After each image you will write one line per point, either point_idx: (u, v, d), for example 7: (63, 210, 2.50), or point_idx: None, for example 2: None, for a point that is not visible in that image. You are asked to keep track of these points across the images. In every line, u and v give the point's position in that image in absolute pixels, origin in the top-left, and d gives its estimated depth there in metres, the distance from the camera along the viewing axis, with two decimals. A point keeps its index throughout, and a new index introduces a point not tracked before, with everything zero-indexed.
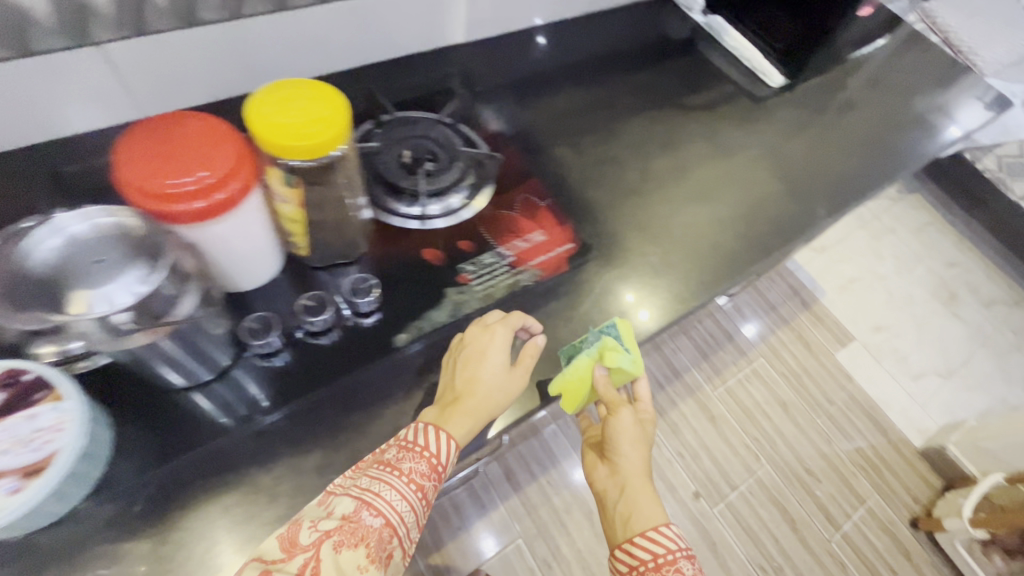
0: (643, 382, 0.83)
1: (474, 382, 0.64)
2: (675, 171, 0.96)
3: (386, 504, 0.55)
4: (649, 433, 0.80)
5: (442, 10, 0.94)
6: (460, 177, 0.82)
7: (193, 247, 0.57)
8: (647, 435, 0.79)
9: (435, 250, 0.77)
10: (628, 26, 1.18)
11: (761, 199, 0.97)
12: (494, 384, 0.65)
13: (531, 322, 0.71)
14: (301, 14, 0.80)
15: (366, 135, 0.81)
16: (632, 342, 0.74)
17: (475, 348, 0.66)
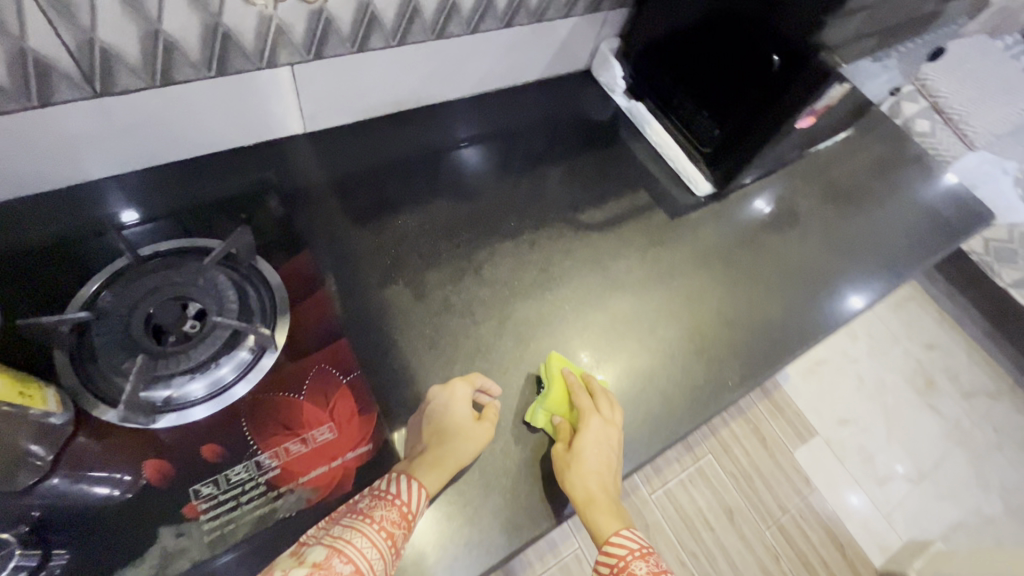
0: (580, 390, 0.67)
1: (443, 433, 0.61)
2: (549, 321, 0.76)
3: (357, 552, 0.50)
4: (598, 444, 0.64)
5: (251, 103, 0.73)
6: (221, 350, 0.60)
7: None
8: (590, 453, 0.63)
9: (161, 460, 0.56)
10: (530, 110, 0.98)
11: (657, 357, 0.77)
12: (464, 436, 0.61)
13: (493, 384, 0.67)
14: (13, 122, 0.58)
15: (100, 291, 0.61)
16: (551, 372, 0.70)
17: (439, 402, 0.64)
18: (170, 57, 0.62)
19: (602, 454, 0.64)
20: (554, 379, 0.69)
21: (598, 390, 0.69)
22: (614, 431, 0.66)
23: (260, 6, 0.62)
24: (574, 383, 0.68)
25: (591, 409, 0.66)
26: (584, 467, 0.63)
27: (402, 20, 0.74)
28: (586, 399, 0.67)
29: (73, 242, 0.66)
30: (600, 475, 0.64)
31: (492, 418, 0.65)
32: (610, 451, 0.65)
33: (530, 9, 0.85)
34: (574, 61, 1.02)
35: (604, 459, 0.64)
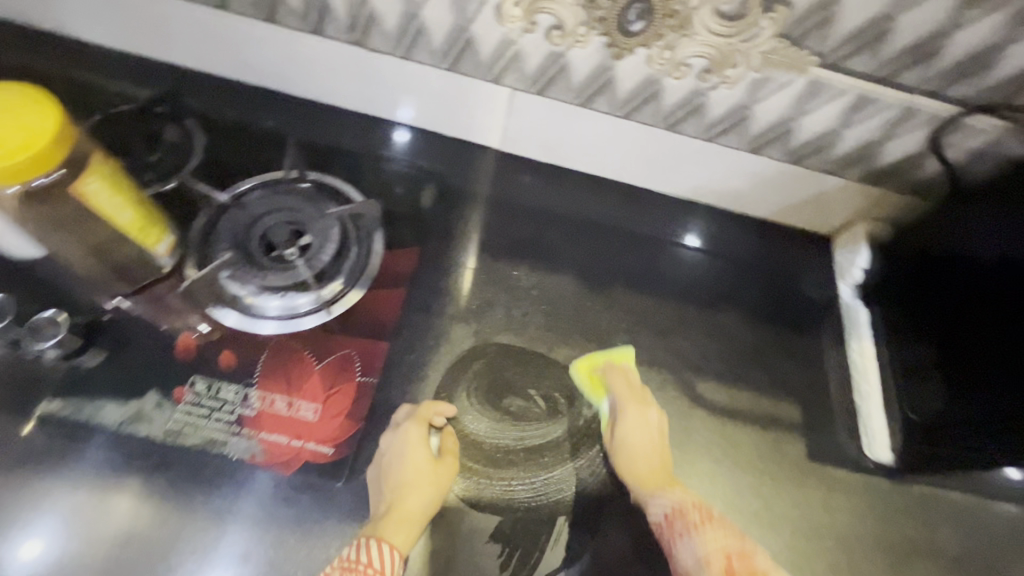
0: (612, 377, 0.68)
1: (402, 488, 0.58)
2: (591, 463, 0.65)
3: None
4: (639, 427, 0.65)
5: (467, 106, 0.76)
6: (290, 286, 0.64)
7: None
8: (632, 436, 0.64)
9: (193, 339, 0.62)
10: (734, 243, 0.83)
11: None
12: (421, 489, 0.58)
13: (442, 405, 0.64)
14: (294, 36, 0.70)
15: (251, 189, 0.70)
16: (590, 377, 0.69)
17: (395, 450, 0.60)
18: (418, 38, 0.67)
19: (647, 440, 0.64)
20: (587, 377, 0.69)
21: (626, 380, 0.68)
22: (654, 416, 0.67)
23: (508, 29, 0.63)
24: (601, 376, 0.69)
25: (624, 397, 0.67)
26: (628, 452, 0.64)
27: (637, 96, 0.69)
28: (617, 388, 0.67)
29: (277, 139, 0.77)
30: (653, 460, 0.64)
31: (451, 449, 0.62)
32: (656, 435, 0.66)
33: (786, 146, 0.71)
34: (817, 222, 0.83)
35: (654, 444, 0.65)
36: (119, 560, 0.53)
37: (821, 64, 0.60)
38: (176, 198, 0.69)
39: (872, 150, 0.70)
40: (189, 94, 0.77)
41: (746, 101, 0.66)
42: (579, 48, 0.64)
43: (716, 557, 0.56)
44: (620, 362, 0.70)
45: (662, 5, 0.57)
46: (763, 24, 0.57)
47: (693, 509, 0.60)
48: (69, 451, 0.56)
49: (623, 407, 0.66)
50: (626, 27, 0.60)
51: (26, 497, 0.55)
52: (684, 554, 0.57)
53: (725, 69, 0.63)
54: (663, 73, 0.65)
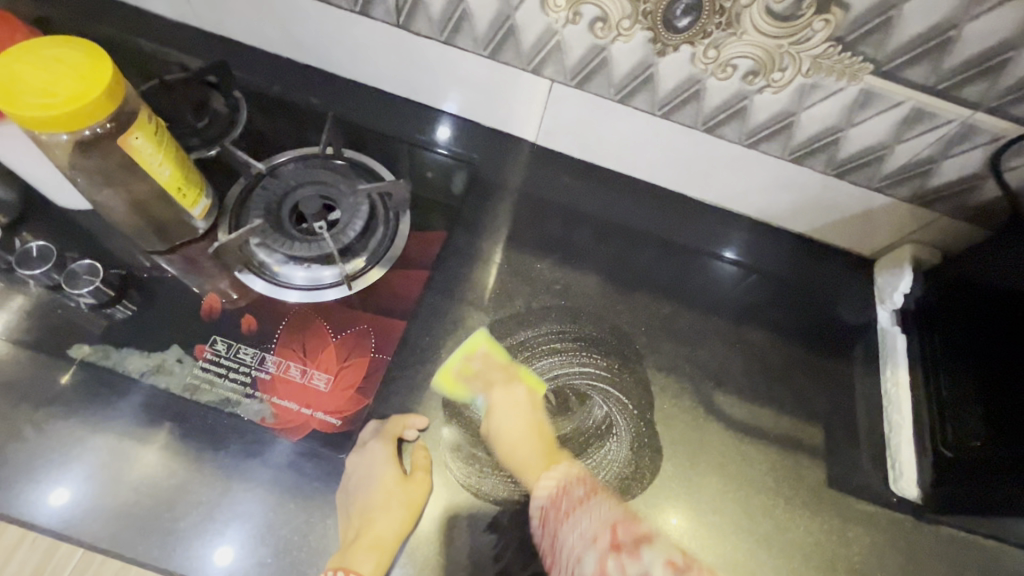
0: (479, 366, 0.66)
1: (368, 512, 0.56)
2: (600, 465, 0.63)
3: None
4: (511, 410, 0.61)
5: (504, 96, 0.76)
6: (313, 258, 0.65)
7: None
8: (502, 421, 0.61)
9: (219, 301, 0.64)
10: (767, 257, 0.80)
11: None
12: (390, 513, 0.57)
13: (412, 417, 0.62)
14: (342, 16, 0.72)
15: (287, 162, 0.72)
16: (457, 378, 0.65)
17: (364, 468, 0.59)
18: (461, 24, 0.67)
19: (519, 421, 0.60)
20: (449, 381, 0.65)
21: (487, 369, 0.65)
22: (526, 394, 0.63)
23: (552, 19, 0.63)
24: (460, 373, 0.65)
25: (491, 384, 0.64)
26: (505, 437, 0.60)
27: (677, 96, 0.67)
28: (480, 381, 0.65)
29: (318, 117, 0.78)
30: (531, 440, 0.60)
31: (422, 466, 0.60)
32: (534, 412, 0.62)
33: (831, 158, 0.69)
34: (859, 242, 0.80)
35: (529, 421, 0.61)
36: (128, 505, 0.55)
37: (875, 72, 0.57)
38: (217, 165, 0.71)
39: (924, 168, 0.67)
40: (240, 68, 0.79)
41: (791, 108, 0.64)
42: (622, 42, 0.63)
43: (601, 532, 0.49)
44: (478, 350, 0.67)
45: (712, 2, 0.56)
46: (816, 25, 0.55)
47: (574, 487, 0.54)
48: (92, 395, 0.59)
49: (493, 396, 0.63)
50: (671, 23, 0.59)
51: (50, 434, 0.57)
52: (572, 533, 0.51)
53: (772, 72, 0.61)
54: (707, 73, 0.63)
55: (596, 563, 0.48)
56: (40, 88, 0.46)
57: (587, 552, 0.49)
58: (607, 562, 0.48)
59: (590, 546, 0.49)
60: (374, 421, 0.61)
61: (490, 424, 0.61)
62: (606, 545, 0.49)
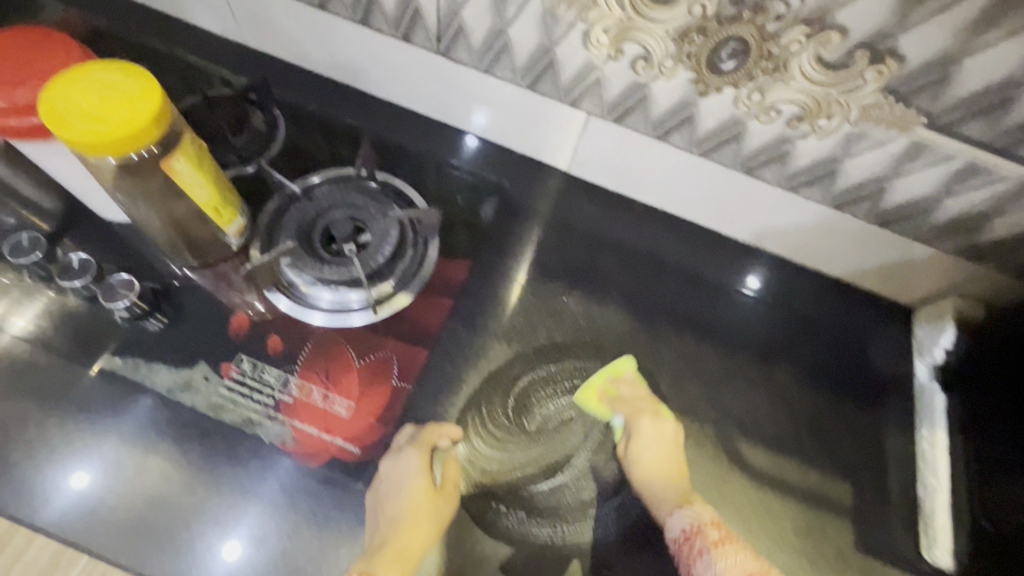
0: (625, 390, 0.67)
1: (396, 521, 0.57)
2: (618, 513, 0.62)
3: None
4: (654, 440, 0.63)
5: (539, 126, 0.75)
6: (342, 281, 0.65)
7: (30, 151, 0.57)
8: (646, 450, 0.62)
9: (247, 319, 0.65)
10: (802, 300, 0.78)
11: None
12: (416, 523, 0.57)
13: (449, 426, 0.62)
14: (382, 40, 0.72)
15: (321, 183, 0.73)
16: (603, 398, 0.66)
17: (394, 478, 0.59)
18: (502, 55, 0.67)
19: (662, 454, 0.63)
20: (592, 396, 0.66)
21: (631, 395, 0.67)
22: (668, 428, 0.65)
23: (593, 55, 0.62)
24: (604, 393, 0.67)
25: (636, 412, 0.65)
26: (647, 465, 0.62)
27: (717, 136, 0.66)
28: (627, 405, 0.66)
29: (354, 137, 0.79)
30: (671, 475, 0.62)
31: (453, 479, 0.60)
32: (675, 448, 0.64)
33: (874, 206, 0.66)
34: (899, 290, 0.77)
35: (671, 455, 0.63)
36: (147, 520, 0.56)
37: (929, 125, 0.55)
38: (253, 183, 0.73)
39: (974, 222, 0.64)
40: (281, 85, 0.81)
41: (836, 155, 0.62)
42: (663, 80, 0.62)
43: None
44: (622, 376, 0.68)
45: (759, 47, 0.54)
46: (869, 76, 0.53)
47: (708, 528, 0.57)
48: (121, 406, 0.60)
49: (639, 423, 0.64)
50: (716, 66, 0.58)
51: (78, 444, 0.58)
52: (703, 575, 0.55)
53: (818, 118, 0.59)
54: (749, 115, 0.61)
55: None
56: (89, 113, 0.47)
57: None
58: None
59: None
60: (405, 430, 0.61)
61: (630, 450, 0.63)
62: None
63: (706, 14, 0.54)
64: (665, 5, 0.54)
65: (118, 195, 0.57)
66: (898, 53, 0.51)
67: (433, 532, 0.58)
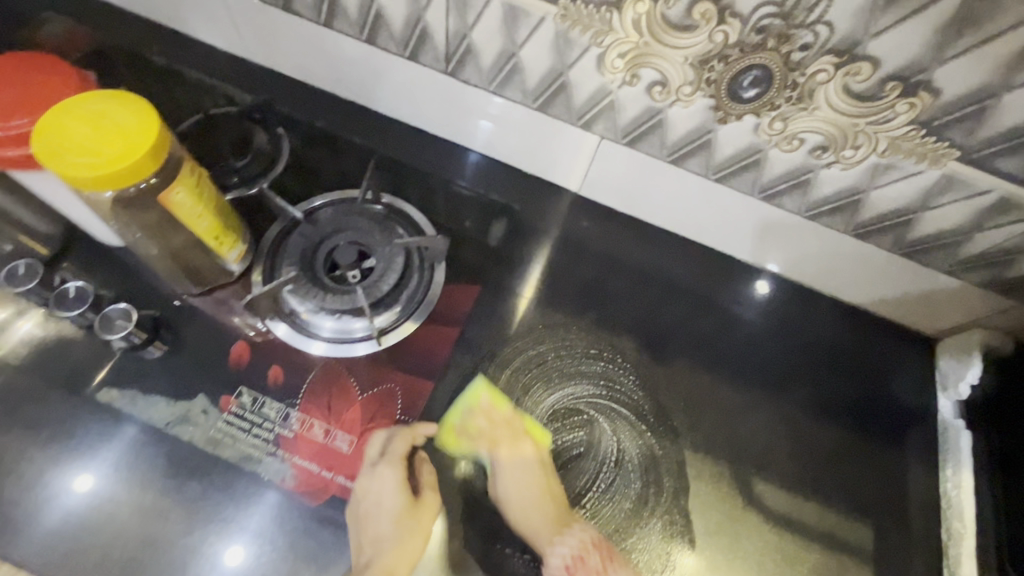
0: (480, 413, 0.63)
1: (377, 542, 0.55)
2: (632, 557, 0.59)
3: None
4: (517, 471, 0.60)
5: (549, 147, 0.73)
6: (345, 309, 0.63)
7: (25, 179, 0.55)
8: (511, 483, 0.60)
9: (248, 348, 0.63)
10: (817, 329, 0.75)
11: None
12: (395, 540, 0.55)
13: (421, 430, 0.61)
14: (388, 58, 0.70)
15: (324, 206, 0.71)
16: (459, 427, 0.63)
17: (375, 490, 0.58)
18: (513, 76, 0.65)
19: (526, 482, 0.59)
20: (452, 434, 0.63)
21: (490, 422, 0.63)
22: (531, 449, 0.62)
23: (607, 79, 0.60)
24: (466, 429, 0.63)
25: (495, 438, 0.62)
26: (517, 502, 0.59)
27: (736, 163, 0.63)
28: (486, 431, 0.63)
29: (360, 157, 0.77)
30: (544, 502, 0.59)
31: (431, 486, 0.59)
32: (542, 470, 0.61)
33: (899, 238, 0.64)
34: (922, 320, 0.74)
35: (540, 481, 0.60)
36: (142, 563, 0.54)
37: (962, 158, 0.52)
38: (257, 204, 0.71)
39: (1006, 255, 0.61)
40: (285, 102, 0.79)
41: (860, 185, 0.59)
42: (680, 106, 0.59)
43: None
44: (476, 401, 0.63)
45: (784, 75, 0.52)
46: (900, 107, 0.50)
47: (591, 551, 0.57)
48: (116, 440, 0.58)
49: (498, 452, 0.61)
50: (737, 94, 0.55)
51: (76, 479, 0.57)
52: None
53: (843, 148, 0.56)
54: (771, 144, 0.59)
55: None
56: (87, 149, 0.45)
57: None
58: None
59: None
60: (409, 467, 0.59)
61: (502, 490, 0.60)
62: None
63: (728, 42, 0.51)
64: (685, 31, 0.52)
65: (115, 226, 0.55)
66: (933, 85, 0.48)
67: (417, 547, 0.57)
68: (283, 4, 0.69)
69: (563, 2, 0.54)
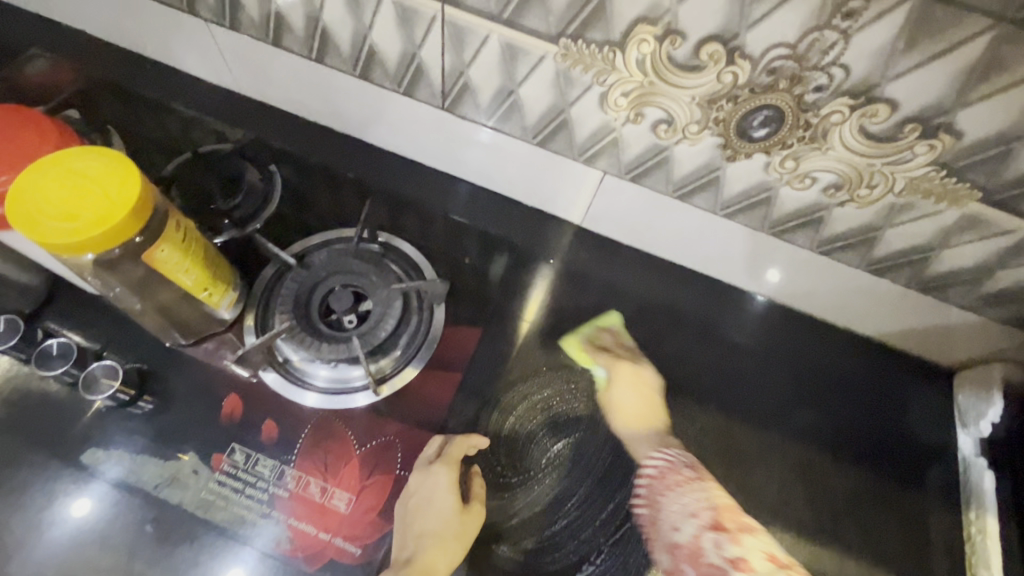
0: (608, 334, 0.69)
1: (424, 537, 0.55)
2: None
3: None
4: (632, 386, 0.65)
5: (550, 182, 0.70)
6: (341, 360, 0.61)
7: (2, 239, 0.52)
8: (625, 395, 0.64)
9: (240, 402, 0.60)
10: (828, 361, 0.72)
11: None
12: (440, 536, 0.55)
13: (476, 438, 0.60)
14: (384, 93, 0.68)
15: (320, 248, 0.69)
16: (591, 345, 0.68)
17: (422, 494, 0.57)
18: (511, 113, 0.63)
19: (640, 398, 0.64)
20: (580, 347, 0.67)
21: (612, 346, 0.68)
22: (643, 373, 0.66)
23: (611, 117, 0.57)
24: (591, 345, 0.67)
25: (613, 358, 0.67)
26: (626, 411, 0.63)
27: (745, 199, 0.60)
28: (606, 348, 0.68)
29: (355, 192, 0.75)
30: (646, 419, 0.63)
31: (478, 497, 0.58)
32: (646, 392, 0.65)
33: (917, 274, 0.61)
34: (938, 352, 0.71)
35: (646, 400, 0.64)
36: None
37: (984, 199, 0.50)
38: (249, 248, 0.69)
39: None
40: (277, 136, 0.76)
41: (876, 224, 0.57)
42: (687, 144, 0.57)
43: (705, 509, 0.54)
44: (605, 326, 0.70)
45: (796, 116, 0.49)
46: (918, 148, 0.48)
47: (683, 466, 0.58)
48: (100, 504, 0.55)
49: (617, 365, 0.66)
50: (747, 133, 0.53)
51: (58, 547, 0.54)
52: (672, 507, 0.56)
53: (858, 187, 0.54)
54: (782, 181, 0.56)
55: (697, 531, 0.53)
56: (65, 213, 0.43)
57: (686, 523, 0.54)
58: (705, 536, 0.52)
59: (691, 519, 0.54)
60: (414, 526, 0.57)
61: (614, 390, 0.64)
62: (707, 521, 0.53)
63: (737, 82, 0.49)
64: (692, 72, 0.50)
65: (98, 283, 0.52)
66: (955, 128, 0.46)
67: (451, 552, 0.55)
68: (273, 40, 0.67)
69: (564, 41, 0.52)
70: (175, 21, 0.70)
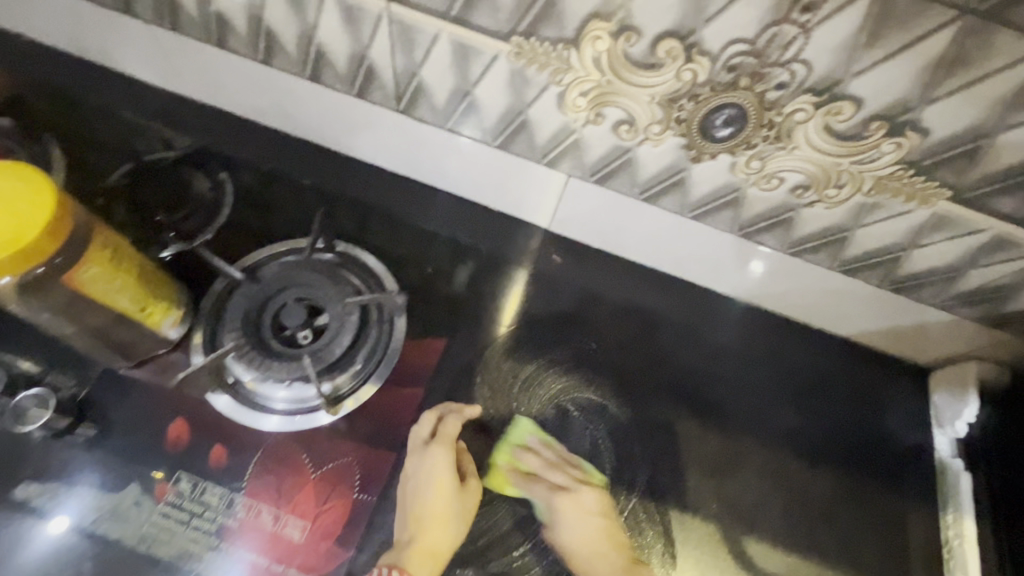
0: (532, 453, 0.60)
1: (425, 518, 0.54)
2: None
3: None
4: (581, 515, 0.57)
5: (513, 186, 0.67)
6: (292, 379, 0.58)
7: None
8: (577, 527, 0.57)
9: (185, 427, 0.57)
10: (804, 361, 0.71)
11: None
12: (441, 515, 0.55)
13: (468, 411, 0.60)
14: (336, 96, 0.64)
15: (271, 260, 0.65)
16: (520, 466, 0.60)
17: (418, 476, 0.56)
18: (468, 115, 0.60)
19: (592, 530, 0.57)
20: (503, 479, 0.60)
21: (541, 467, 0.60)
22: (594, 497, 0.59)
23: (570, 118, 0.55)
24: (513, 470, 0.60)
25: (549, 486, 0.59)
26: (585, 551, 0.56)
27: (713, 200, 0.58)
28: (534, 474, 0.59)
29: (311, 199, 0.71)
30: (610, 549, 0.57)
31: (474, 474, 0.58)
32: (606, 520, 0.58)
33: (889, 274, 0.60)
34: (913, 351, 0.70)
35: (604, 530, 0.57)
36: None
37: (953, 198, 0.49)
38: (195, 261, 0.65)
39: (998, 291, 0.58)
40: (226, 141, 0.72)
41: (846, 224, 0.55)
42: (650, 145, 0.55)
43: None
44: (528, 442, 0.60)
45: (759, 114, 0.47)
46: (885, 147, 0.46)
47: None
48: (30, 544, 0.52)
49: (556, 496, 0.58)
50: (710, 132, 0.50)
51: None
52: None
53: (826, 188, 0.52)
54: (748, 183, 0.54)
55: None
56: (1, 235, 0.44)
57: None
58: None
59: None
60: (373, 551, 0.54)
61: (566, 531, 0.57)
62: None
63: (697, 80, 0.47)
64: (650, 70, 0.47)
65: (21, 307, 0.49)
66: (921, 125, 0.44)
67: (453, 528, 0.55)
68: (216, 41, 0.63)
69: (516, 40, 0.50)
70: (111, 21, 0.66)
